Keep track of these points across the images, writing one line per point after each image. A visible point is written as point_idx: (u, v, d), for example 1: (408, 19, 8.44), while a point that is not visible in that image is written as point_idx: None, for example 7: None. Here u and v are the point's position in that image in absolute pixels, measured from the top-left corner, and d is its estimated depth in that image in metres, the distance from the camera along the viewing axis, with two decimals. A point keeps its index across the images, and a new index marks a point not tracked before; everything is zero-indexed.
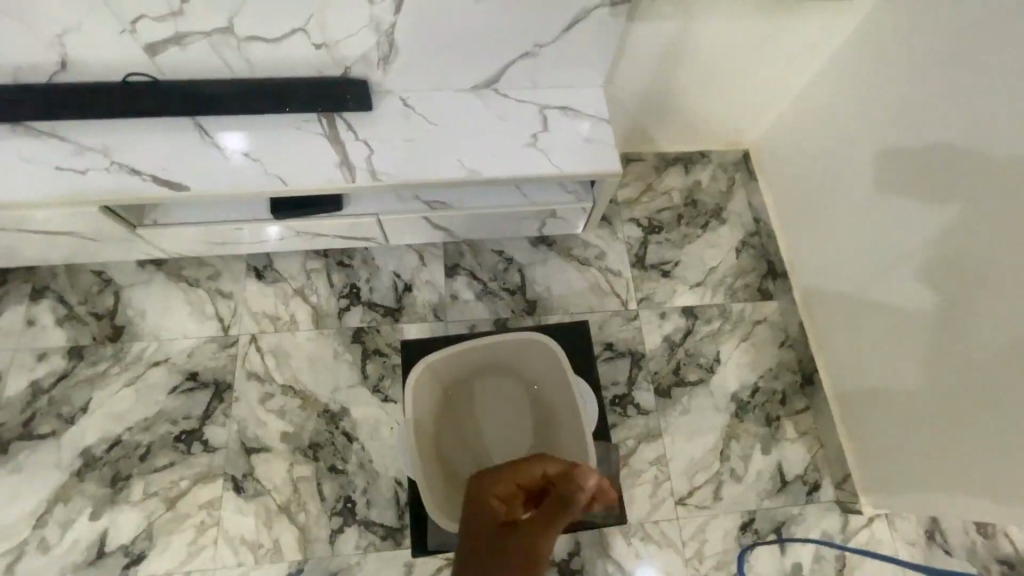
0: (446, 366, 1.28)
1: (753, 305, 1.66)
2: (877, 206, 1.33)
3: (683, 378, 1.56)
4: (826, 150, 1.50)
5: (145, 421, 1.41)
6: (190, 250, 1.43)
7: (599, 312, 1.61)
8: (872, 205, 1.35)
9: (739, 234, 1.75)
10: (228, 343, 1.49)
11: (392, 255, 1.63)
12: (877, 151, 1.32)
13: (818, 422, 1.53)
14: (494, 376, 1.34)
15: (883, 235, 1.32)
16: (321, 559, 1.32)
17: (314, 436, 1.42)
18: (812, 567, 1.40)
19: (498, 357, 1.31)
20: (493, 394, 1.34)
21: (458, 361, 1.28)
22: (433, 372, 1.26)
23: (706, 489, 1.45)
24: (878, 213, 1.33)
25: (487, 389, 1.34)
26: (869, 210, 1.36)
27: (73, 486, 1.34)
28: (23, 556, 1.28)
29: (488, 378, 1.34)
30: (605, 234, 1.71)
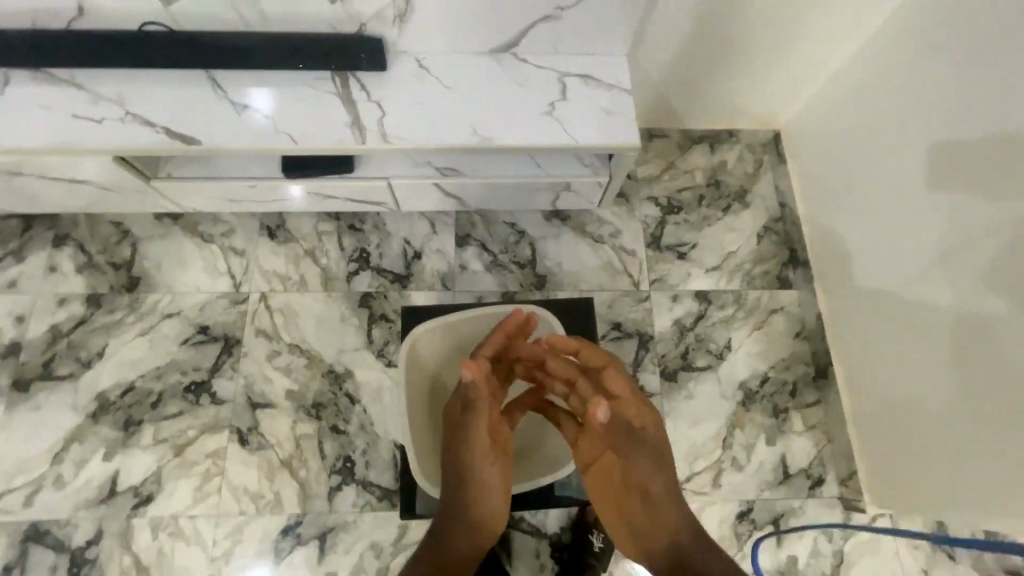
0: (444, 337, 1.26)
1: (770, 293, 1.60)
2: (909, 197, 1.27)
3: (690, 363, 1.52)
4: (862, 134, 1.41)
5: (157, 370, 1.45)
6: (204, 205, 1.45)
7: (609, 291, 1.58)
8: (904, 195, 1.28)
9: (762, 219, 1.68)
10: (238, 300, 1.52)
11: (403, 222, 1.62)
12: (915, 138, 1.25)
13: (827, 417, 1.49)
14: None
15: (912, 228, 1.26)
16: (319, 514, 1.35)
17: (317, 396, 1.44)
18: (808, 561, 1.38)
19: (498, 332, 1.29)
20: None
21: (458, 333, 1.26)
22: (430, 341, 1.24)
23: (705, 476, 1.43)
24: (909, 205, 1.27)
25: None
26: (901, 199, 1.29)
27: (88, 427, 1.40)
28: (41, 490, 1.35)
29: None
30: (622, 212, 1.66)
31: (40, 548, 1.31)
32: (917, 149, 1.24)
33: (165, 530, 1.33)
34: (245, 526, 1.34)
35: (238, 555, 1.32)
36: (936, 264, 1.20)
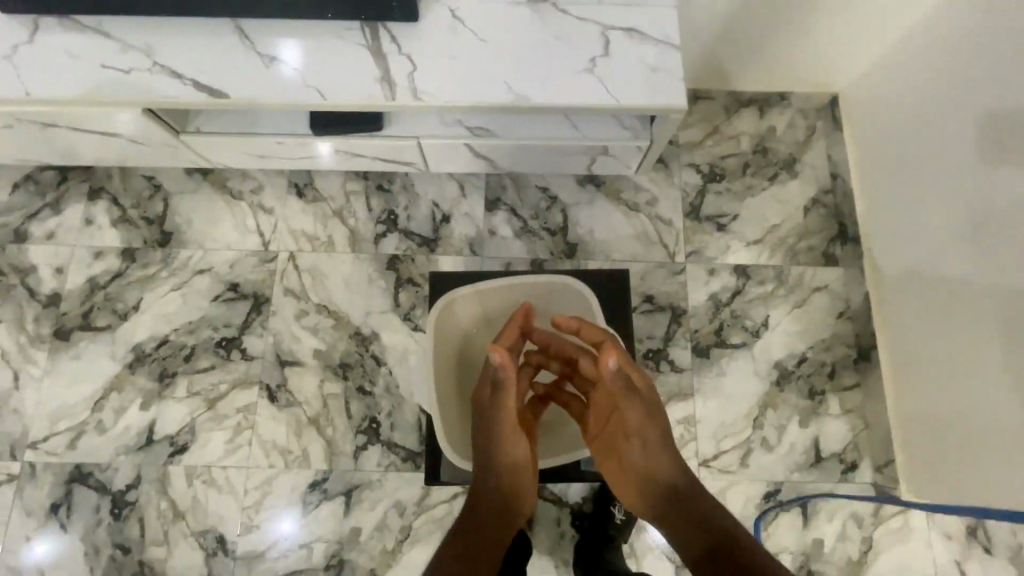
0: (473, 306, 1.23)
1: (814, 269, 1.52)
2: (978, 168, 1.16)
3: (724, 339, 1.47)
4: (931, 98, 1.29)
5: (189, 325, 1.47)
6: (233, 161, 1.43)
7: (643, 262, 1.52)
8: (972, 166, 1.17)
9: (811, 190, 1.58)
10: (267, 258, 1.52)
11: (432, 183, 1.57)
12: (990, 101, 1.13)
13: (866, 401, 1.43)
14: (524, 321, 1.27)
15: (977, 201, 1.16)
16: (345, 472, 1.38)
17: (344, 357, 1.45)
18: (835, 545, 1.35)
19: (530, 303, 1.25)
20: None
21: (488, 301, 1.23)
22: (458, 309, 1.22)
23: (733, 455, 1.40)
24: (976, 177, 1.16)
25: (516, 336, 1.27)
26: (968, 171, 1.18)
27: (126, 377, 1.44)
28: (83, 434, 1.41)
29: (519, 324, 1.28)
30: (660, 179, 1.58)
31: (85, 488, 1.38)
32: (993, 113, 1.12)
33: (199, 479, 1.38)
34: (274, 479, 1.38)
35: (268, 506, 1.36)
36: (1002, 245, 1.10)
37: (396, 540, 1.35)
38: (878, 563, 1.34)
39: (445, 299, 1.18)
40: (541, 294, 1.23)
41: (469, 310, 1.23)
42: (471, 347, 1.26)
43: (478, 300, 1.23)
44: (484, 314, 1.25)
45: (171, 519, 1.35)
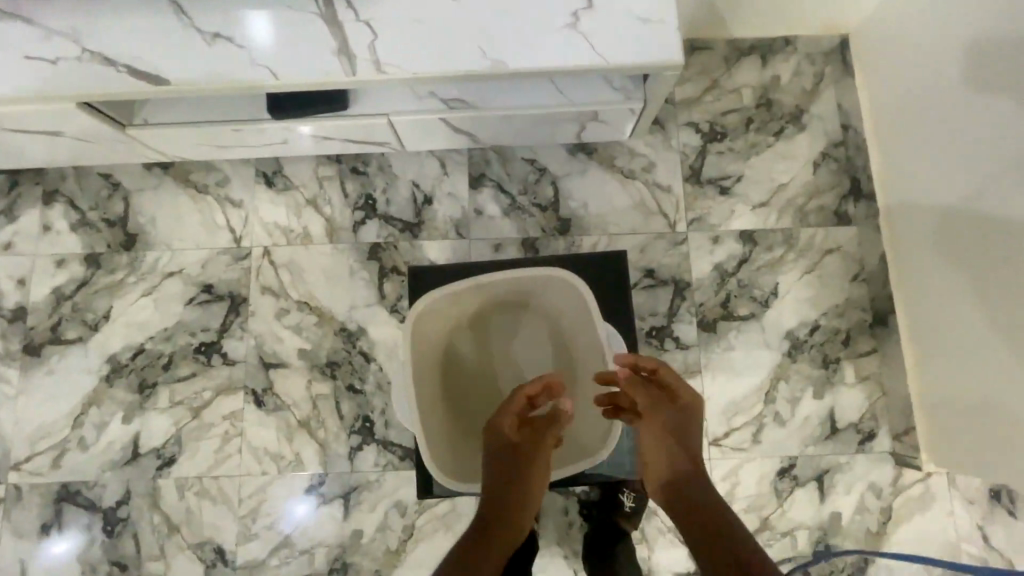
0: (453, 303, 1.09)
1: (825, 230, 1.42)
2: (994, 108, 1.04)
3: (731, 311, 1.38)
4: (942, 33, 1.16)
5: (165, 332, 1.39)
6: (192, 153, 1.31)
7: (641, 234, 1.42)
8: (989, 107, 1.05)
9: (820, 144, 1.46)
10: (240, 255, 1.42)
11: (411, 162, 1.46)
12: (1001, 31, 1.01)
13: (883, 367, 1.35)
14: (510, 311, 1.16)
15: (996, 146, 1.05)
16: (341, 474, 1.33)
17: (330, 355, 1.37)
18: (853, 517, 1.30)
19: (517, 295, 1.12)
20: (510, 331, 1.18)
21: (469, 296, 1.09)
22: (437, 309, 1.07)
23: (745, 432, 1.34)
24: (994, 118, 1.05)
25: (503, 326, 1.17)
26: (986, 112, 1.07)
27: (104, 390, 1.37)
28: (66, 452, 1.35)
29: (505, 313, 1.17)
30: (656, 142, 1.46)
31: (74, 507, 1.33)
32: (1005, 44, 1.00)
33: (191, 491, 1.33)
34: (269, 486, 1.33)
35: (265, 514, 1.32)
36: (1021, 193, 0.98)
37: (399, 540, 1.30)
38: (898, 533, 1.30)
39: (422, 304, 1.02)
40: (530, 286, 1.09)
41: (449, 307, 1.09)
42: (454, 343, 1.15)
43: (460, 296, 1.08)
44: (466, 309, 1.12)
45: (165, 533, 1.31)
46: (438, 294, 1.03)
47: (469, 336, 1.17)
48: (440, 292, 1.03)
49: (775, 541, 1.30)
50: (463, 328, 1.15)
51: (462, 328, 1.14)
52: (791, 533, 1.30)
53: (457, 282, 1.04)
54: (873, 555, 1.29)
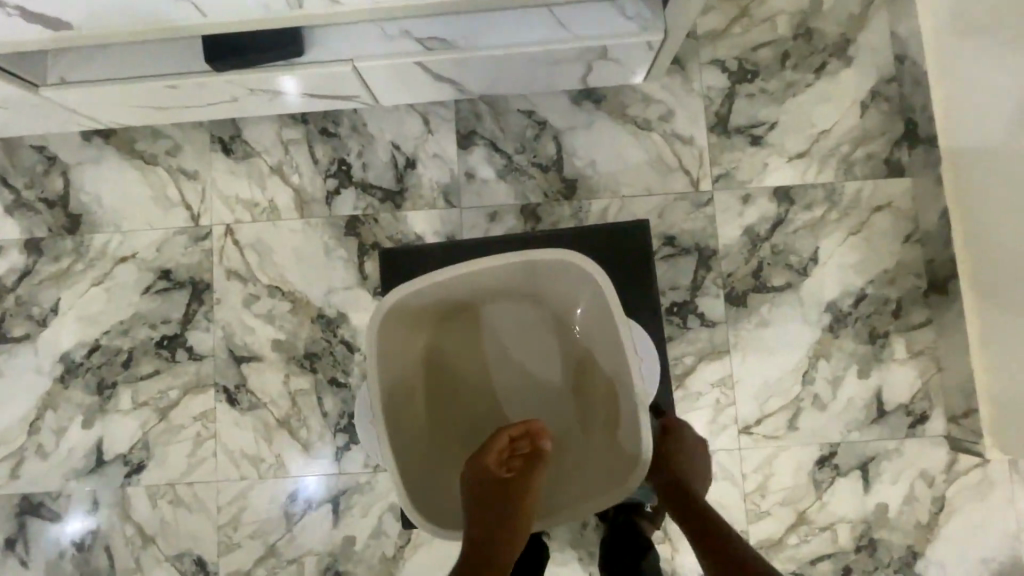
0: (433, 297, 0.90)
1: (873, 184, 1.22)
2: None
3: (764, 282, 1.20)
4: None
5: (121, 325, 1.23)
6: (125, 116, 1.11)
7: (659, 196, 1.22)
8: None
9: (869, 81, 1.24)
10: (200, 236, 1.25)
11: (389, 120, 1.25)
12: None
13: (939, 340, 1.18)
14: (510, 304, 0.96)
15: None
16: (328, 477, 1.19)
17: (309, 346, 1.21)
18: (901, 509, 1.16)
19: (516, 284, 0.92)
20: (509, 328, 0.97)
21: (453, 287, 0.90)
22: (413, 304, 0.89)
23: (780, 417, 1.18)
24: None
25: (499, 322, 0.96)
26: None
27: (59, 392, 1.23)
28: (24, 461, 1.22)
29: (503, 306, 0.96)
30: (675, 85, 1.24)
31: (38, 521, 1.21)
32: None
33: (164, 499, 1.20)
34: (249, 492, 1.20)
35: (247, 522, 1.19)
36: None
37: (395, 547, 1.17)
38: (952, 525, 1.16)
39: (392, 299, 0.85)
40: (531, 272, 0.89)
41: (428, 301, 0.90)
42: (437, 343, 0.96)
43: (442, 287, 0.89)
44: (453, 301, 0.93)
45: (140, 545, 1.19)
46: (413, 286, 0.85)
47: (458, 335, 0.97)
48: (413, 286, 0.85)
49: (813, 537, 1.16)
50: (450, 325, 0.96)
51: (451, 326, 0.96)
52: (832, 528, 1.16)
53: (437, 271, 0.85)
54: (924, 549, 1.15)
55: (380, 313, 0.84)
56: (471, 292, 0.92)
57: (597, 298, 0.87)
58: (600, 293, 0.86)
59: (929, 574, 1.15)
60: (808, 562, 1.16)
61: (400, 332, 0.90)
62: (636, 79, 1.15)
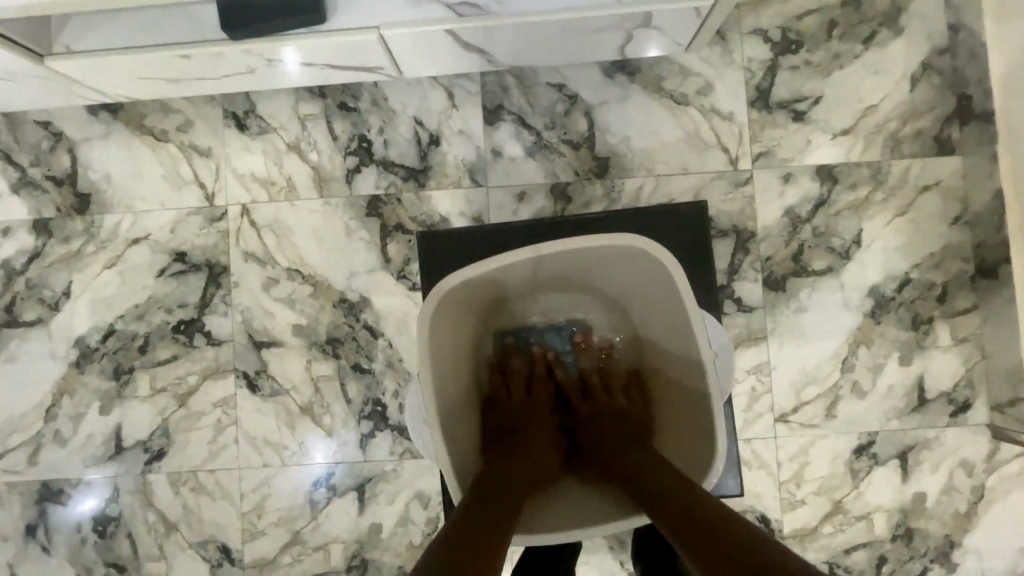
0: (487, 282, 0.87)
1: (922, 162, 1.16)
2: None
3: (805, 266, 1.15)
4: None
5: (136, 309, 1.19)
6: (134, 88, 1.05)
7: (696, 175, 1.16)
8: None
9: (921, 52, 1.16)
10: (215, 217, 1.20)
11: (411, 93, 1.19)
12: None
13: (985, 326, 1.13)
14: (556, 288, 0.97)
15: None
16: (353, 465, 1.17)
17: (331, 331, 1.17)
18: (940, 498, 1.14)
19: (569, 269, 0.90)
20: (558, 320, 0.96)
21: (505, 273, 0.88)
22: (465, 293, 0.86)
23: (817, 405, 1.15)
24: None
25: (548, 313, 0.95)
26: None
27: (75, 378, 1.19)
28: (42, 448, 1.19)
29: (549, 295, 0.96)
30: (715, 56, 1.17)
31: (59, 507, 1.19)
32: None
33: (186, 486, 1.18)
34: (273, 480, 1.17)
35: (271, 509, 1.17)
36: None
37: (423, 535, 1.15)
38: (992, 516, 1.13)
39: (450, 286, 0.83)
40: (589, 258, 0.86)
41: (480, 289, 0.88)
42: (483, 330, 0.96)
43: (495, 274, 0.86)
44: (502, 288, 0.91)
45: (162, 532, 1.18)
46: (469, 273, 0.82)
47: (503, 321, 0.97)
48: (470, 272, 0.82)
49: (848, 526, 1.14)
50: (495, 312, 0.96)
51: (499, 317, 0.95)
52: (868, 517, 1.14)
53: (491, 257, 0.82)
54: (961, 539, 1.13)
55: (432, 303, 0.80)
56: (521, 279, 0.91)
57: (660, 282, 0.84)
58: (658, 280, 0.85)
59: (966, 563, 1.13)
60: (843, 551, 1.14)
61: (451, 322, 0.86)
62: (646, 55, 1.10)
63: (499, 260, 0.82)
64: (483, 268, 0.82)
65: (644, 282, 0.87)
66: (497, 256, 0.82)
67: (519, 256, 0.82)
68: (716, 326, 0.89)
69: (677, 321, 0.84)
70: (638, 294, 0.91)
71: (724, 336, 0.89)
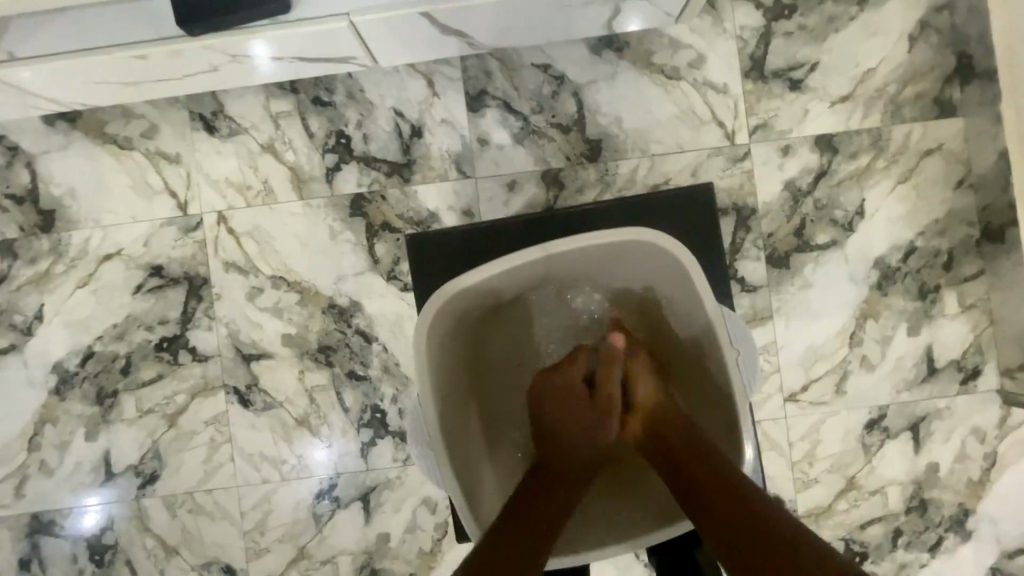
0: (493, 286, 0.84)
1: (923, 126, 1.12)
2: None
3: (808, 240, 1.12)
4: None
5: (115, 329, 1.13)
6: (87, 94, 0.97)
7: (692, 152, 1.12)
8: None
9: (918, 10, 1.12)
10: (190, 226, 1.13)
11: (389, 83, 1.12)
12: None
13: (992, 292, 1.11)
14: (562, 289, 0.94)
15: None
16: (356, 475, 1.13)
17: (322, 338, 1.12)
18: (952, 467, 1.12)
19: (577, 270, 0.87)
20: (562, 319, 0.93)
21: (507, 280, 0.84)
22: (467, 302, 0.83)
23: (826, 382, 1.13)
24: None
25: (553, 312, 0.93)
26: None
27: (56, 405, 1.13)
28: (28, 479, 1.14)
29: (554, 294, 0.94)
30: (704, 25, 1.12)
31: (52, 539, 1.14)
32: None
33: (183, 508, 1.14)
34: (273, 495, 1.13)
35: (274, 525, 1.13)
36: None
37: (433, 540, 1.12)
38: (1004, 481, 1.12)
39: (464, 283, 0.79)
40: (598, 255, 0.84)
41: (481, 298, 0.85)
42: (486, 339, 0.92)
43: (499, 279, 0.84)
44: (507, 292, 0.88)
45: (162, 557, 1.13)
46: (469, 280, 0.79)
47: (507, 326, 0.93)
48: (482, 270, 0.79)
49: (863, 502, 1.13)
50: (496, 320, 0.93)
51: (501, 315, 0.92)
52: (882, 491, 1.13)
53: (492, 260, 0.79)
54: (974, 506, 1.12)
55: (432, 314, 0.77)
56: (525, 284, 0.88)
57: (673, 276, 0.82)
58: (678, 280, 0.81)
59: (981, 530, 1.12)
60: (858, 526, 1.13)
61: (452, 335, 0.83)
62: (633, 28, 1.04)
63: (502, 262, 0.79)
64: (484, 272, 0.79)
65: (656, 277, 0.85)
66: (510, 255, 0.79)
67: (520, 257, 0.79)
68: (739, 321, 0.84)
69: (694, 318, 0.82)
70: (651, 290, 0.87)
71: (749, 334, 0.84)
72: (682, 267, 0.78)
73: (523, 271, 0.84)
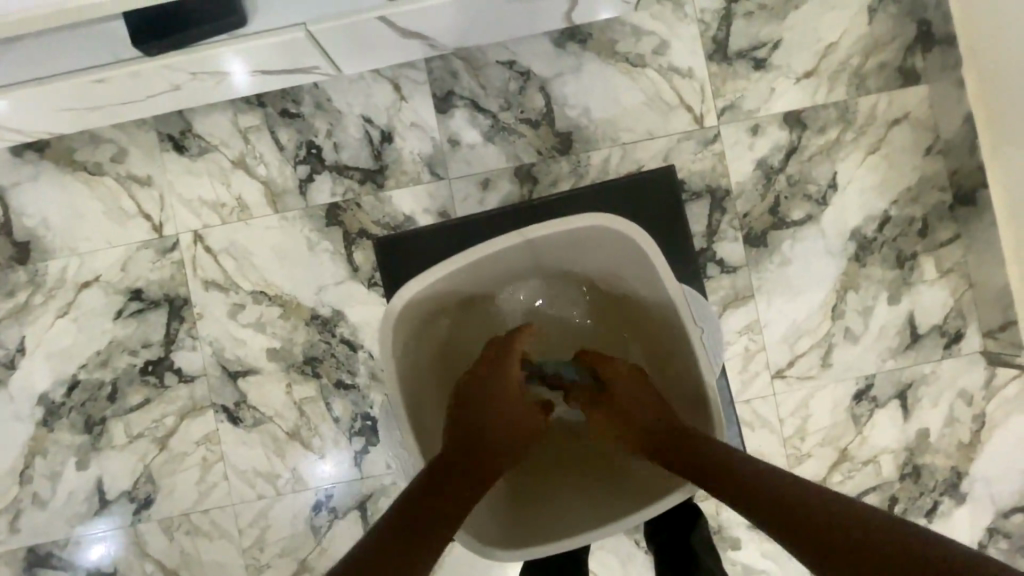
0: (461, 280, 0.84)
1: (888, 96, 1.13)
2: None
3: (783, 217, 1.13)
4: None
5: (99, 355, 1.13)
6: (57, 122, 0.98)
7: (662, 138, 1.12)
8: None
9: None
10: (166, 248, 1.13)
11: (355, 91, 1.12)
12: None
13: (969, 256, 1.12)
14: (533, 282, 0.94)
15: None
16: (350, 484, 1.13)
17: (307, 351, 1.12)
18: (942, 432, 1.13)
19: (544, 260, 0.88)
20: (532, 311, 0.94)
21: (476, 274, 0.85)
22: (433, 299, 0.83)
23: (811, 357, 1.13)
24: None
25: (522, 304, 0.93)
26: None
27: (45, 436, 1.13)
28: (22, 513, 1.13)
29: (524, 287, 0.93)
30: (665, 10, 1.12)
31: (51, 571, 1.13)
32: None
33: (181, 530, 1.13)
34: (269, 511, 1.13)
35: (273, 540, 1.13)
36: None
37: None
38: (993, 441, 1.13)
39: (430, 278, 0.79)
40: (565, 244, 0.84)
41: (449, 294, 0.85)
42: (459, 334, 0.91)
43: (466, 273, 0.84)
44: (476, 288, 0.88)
45: None
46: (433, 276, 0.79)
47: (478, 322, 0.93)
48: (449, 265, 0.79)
49: (856, 472, 1.13)
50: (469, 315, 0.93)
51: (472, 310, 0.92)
52: (875, 461, 1.13)
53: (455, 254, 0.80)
54: (967, 468, 1.13)
55: (398, 308, 0.78)
56: (492, 278, 0.88)
57: (637, 264, 0.82)
58: (643, 266, 0.81)
59: (975, 492, 1.13)
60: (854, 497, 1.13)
61: (421, 328, 0.84)
62: (595, 19, 1.05)
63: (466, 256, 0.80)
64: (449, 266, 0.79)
65: (623, 267, 0.85)
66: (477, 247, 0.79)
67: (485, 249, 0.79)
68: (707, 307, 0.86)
69: (661, 306, 0.81)
70: (618, 277, 0.88)
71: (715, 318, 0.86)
72: (644, 253, 0.78)
73: (491, 263, 0.84)
